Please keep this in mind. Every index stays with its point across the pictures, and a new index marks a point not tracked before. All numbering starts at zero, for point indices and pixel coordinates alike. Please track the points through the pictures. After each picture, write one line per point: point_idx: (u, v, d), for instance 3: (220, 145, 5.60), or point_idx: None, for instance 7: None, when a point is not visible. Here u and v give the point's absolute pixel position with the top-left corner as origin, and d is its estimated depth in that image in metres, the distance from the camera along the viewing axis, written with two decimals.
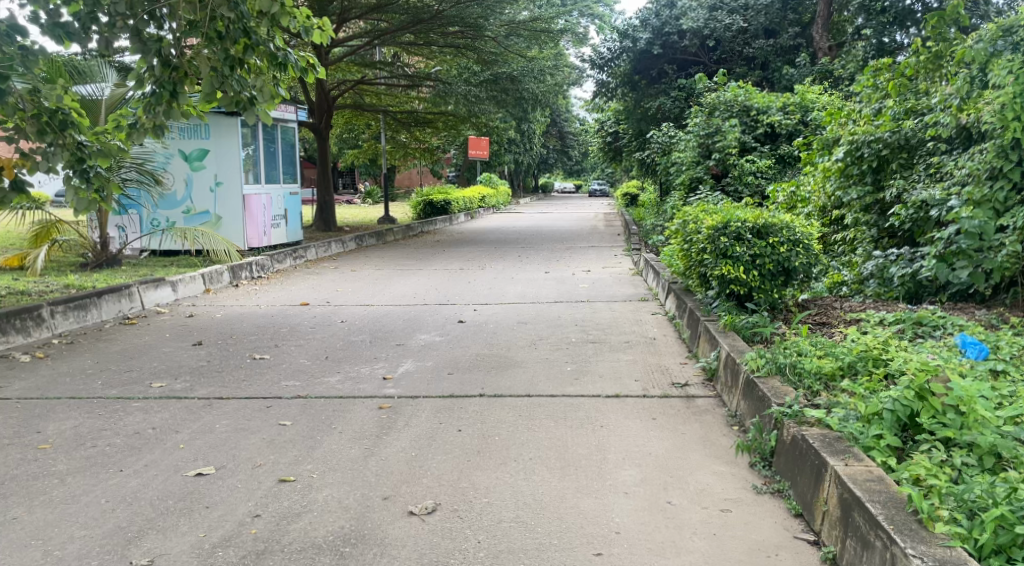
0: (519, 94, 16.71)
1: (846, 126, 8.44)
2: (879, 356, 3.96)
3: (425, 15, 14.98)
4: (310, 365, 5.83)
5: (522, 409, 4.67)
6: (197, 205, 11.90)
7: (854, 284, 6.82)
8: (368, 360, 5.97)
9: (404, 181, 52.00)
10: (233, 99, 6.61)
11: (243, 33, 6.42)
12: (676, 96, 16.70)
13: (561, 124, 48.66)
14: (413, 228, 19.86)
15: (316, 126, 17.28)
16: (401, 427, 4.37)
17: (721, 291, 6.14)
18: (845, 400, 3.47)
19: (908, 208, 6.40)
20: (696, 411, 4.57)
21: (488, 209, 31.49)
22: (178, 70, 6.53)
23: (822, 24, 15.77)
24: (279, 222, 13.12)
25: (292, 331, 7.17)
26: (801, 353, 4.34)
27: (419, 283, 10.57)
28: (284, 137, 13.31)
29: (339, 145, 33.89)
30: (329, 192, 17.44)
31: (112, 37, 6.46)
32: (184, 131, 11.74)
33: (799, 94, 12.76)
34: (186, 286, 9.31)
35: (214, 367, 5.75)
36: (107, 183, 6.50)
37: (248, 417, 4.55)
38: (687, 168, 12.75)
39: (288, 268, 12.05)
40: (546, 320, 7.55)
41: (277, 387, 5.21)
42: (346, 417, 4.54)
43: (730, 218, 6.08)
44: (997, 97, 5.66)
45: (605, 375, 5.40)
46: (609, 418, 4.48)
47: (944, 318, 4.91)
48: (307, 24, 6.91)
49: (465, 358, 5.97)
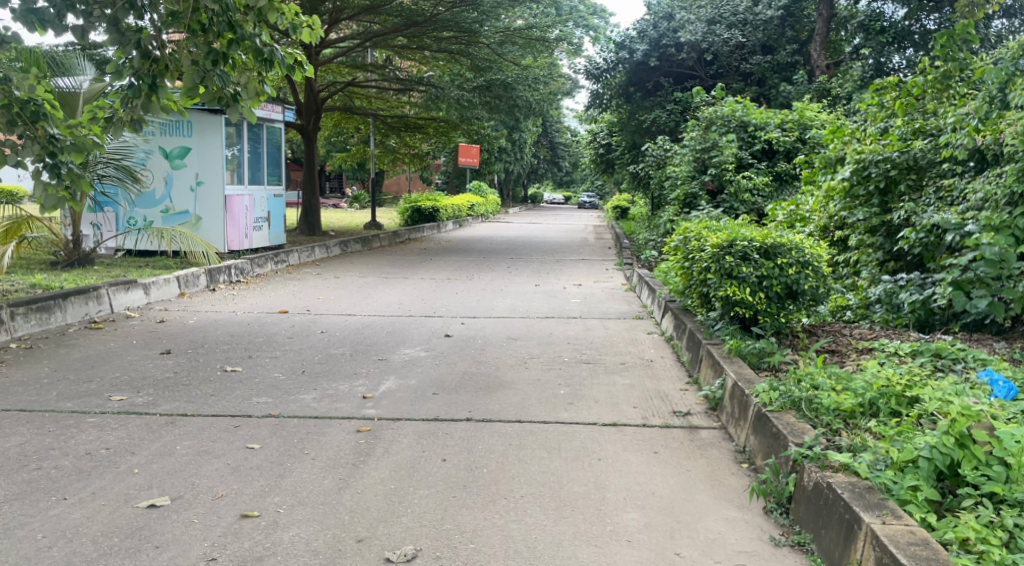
0: (512, 102, 16.42)
1: (849, 144, 8.08)
2: (902, 393, 3.66)
3: (419, 18, 14.56)
4: (285, 380, 5.44)
5: (512, 436, 4.32)
6: (176, 204, 11.43)
7: (859, 309, 6.53)
8: (348, 376, 5.58)
9: (393, 187, 51.65)
10: (215, 95, 6.26)
11: (229, 27, 6.09)
12: (672, 109, 16.44)
13: (552, 134, 48.43)
14: (400, 235, 19.50)
15: (305, 127, 16.90)
16: (381, 454, 3.99)
17: (724, 313, 5.84)
18: (872, 444, 3.15)
19: (918, 231, 6.13)
20: (700, 444, 4.23)
21: (477, 219, 31.15)
22: (158, 62, 6.11)
23: (821, 43, 15.61)
24: (261, 225, 12.72)
25: (268, 341, 6.78)
26: (817, 386, 4.03)
27: (405, 292, 10.21)
28: (270, 137, 12.95)
29: (328, 148, 33.43)
30: (315, 195, 17.02)
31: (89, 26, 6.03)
32: (165, 127, 11.27)
33: (797, 111, 12.54)
34: (160, 289, 8.90)
35: (181, 380, 5.34)
36: (78, 180, 6.08)
37: (213, 438, 4.16)
38: (682, 183, 12.39)
39: (269, 273, 11.64)
40: (537, 337, 7.21)
41: (247, 404, 4.82)
42: (322, 441, 4.17)
43: (736, 237, 5.78)
44: (1019, 119, 5.39)
45: (600, 401, 5.05)
46: (606, 449, 4.14)
47: (965, 350, 4.60)
48: (295, 22, 6.55)
49: (451, 377, 5.60)
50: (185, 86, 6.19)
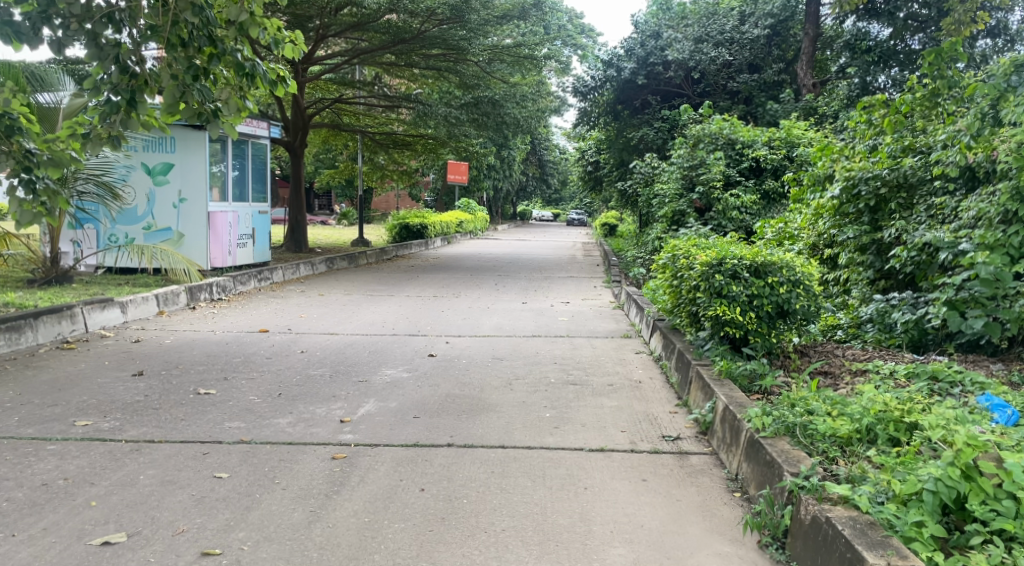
0: (500, 119, 16.68)
1: (838, 161, 7.98)
2: (900, 418, 3.52)
3: (406, 35, 14.26)
4: (259, 403, 5.23)
5: (495, 463, 4.13)
6: (158, 221, 11.27)
7: (850, 328, 6.40)
8: (326, 399, 5.37)
9: (382, 205, 51.51)
10: (196, 111, 6.05)
11: (209, 41, 5.98)
12: (660, 127, 16.31)
13: (541, 152, 48.44)
14: (388, 252, 19.32)
15: (291, 144, 16.74)
16: (356, 483, 3.80)
17: (714, 333, 5.68)
18: (874, 475, 3.00)
19: (910, 249, 6.03)
20: (691, 471, 4.06)
21: (465, 236, 31.00)
22: (138, 77, 5.87)
23: (807, 61, 15.44)
24: (245, 241, 12.51)
25: (246, 361, 6.57)
26: (811, 411, 3.87)
27: (390, 310, 10.01)
28: (255, 153, 12.76)
29: (315, 164, 33.30)
30: (302, 211, 16.82)
31: (65, 40, 5.82)
32: (147, 144, 11.06)
33: (785, 129, 12.48)
34: (137, 308, 8.67)
35: (151, 404, 5.11)
36: (55, 196, 5.91)
37: (179, 467, 3.95)
38: (670, 201, 12.22)
39: (252, 290, 11.43)
40: (523, 356, 7.03)
41: (218, 429, 4.62)
42: (294, 469, 3.97)
43: (726, 255, 5.65)
44: (1013, 136, 5.27)
45: (587, 425, 4.87)
46: (593, 477, 3.96)
47: (961, 372, 4.47)
48: (278, 37, 6.39)
49: (433, 399, 5.41)
50: (165, 103, 5.85)
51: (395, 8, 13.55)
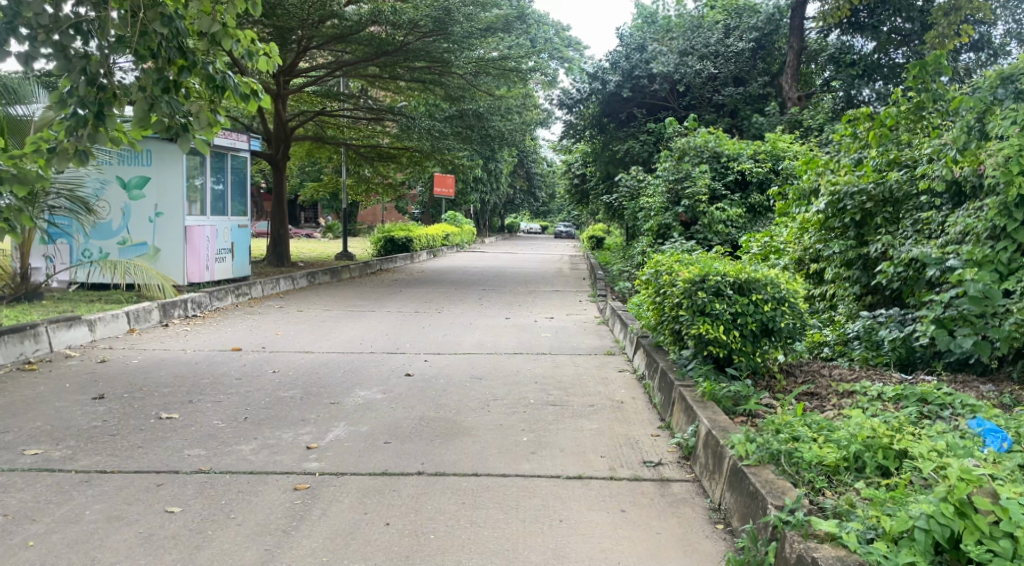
0: (485, 132, 16.55)
1: (822, 175, 7.87)
2: (889, 445, 3.35)
3: (389, 47, 14.16)
4: (223, 428, 5.02)
5: (466, 492, 3.94)
6: (134, 235, 10.99)
7: (836, 345, 6.26)
8: (294, 424, 5.15)
9: (369, 218, 51.33)
10: (164, 125, 5.65)
11: (179, 52, 5.76)
12: (645, 140, 16.19)
13: (529, 165, 48.39)
14: (372, 265, 19.09)
15: (273, 157, 16.50)
16: (317, 517, 3.61)
17: (697, 352, 5.50)
18: (863, 511, 2.81)
19: (896, 265, 5.93)
20: (672, 500, 3.87)
21: (452, 248, 30.81)
22: (106, 90, 5.52)
23: (791, 74, 15.41)
24: (224, 256, 12.23)
25: (214, 382, 6.34)
26: (796, 437, 3.69)
27: (369, 326, 9.77)
28: (234, 166, 12.51)
29: (300, 175, 33.09)
30: (284, 225, 16.56)
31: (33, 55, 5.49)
32: (122, 156, 10.79)
33: (770, 142, 12.36)
34: (107, 325, 8.42)
35: (108, 430, 4.90)
36: (19, 213, 5.57)
37: (129, 501, 3.79)
38: (655, 214, 12.11)
39: (229, 306, 11.18)
40: (503, 375, 6.82)
41: (177, 458, 4.42)
42: (253, 502, 3.78)
43: (709, 271, 5.48)
44: (1001, 149, 5.11)
45: (566, 449, 4.67)
46: (570, 508, 3.76)
47: (951, 394, 4.31)
48: (251, 48, 6.06)
49: (406, 423, 5.20)
50: (135, 117, 5.48)
51: (377, 20, 13.30)
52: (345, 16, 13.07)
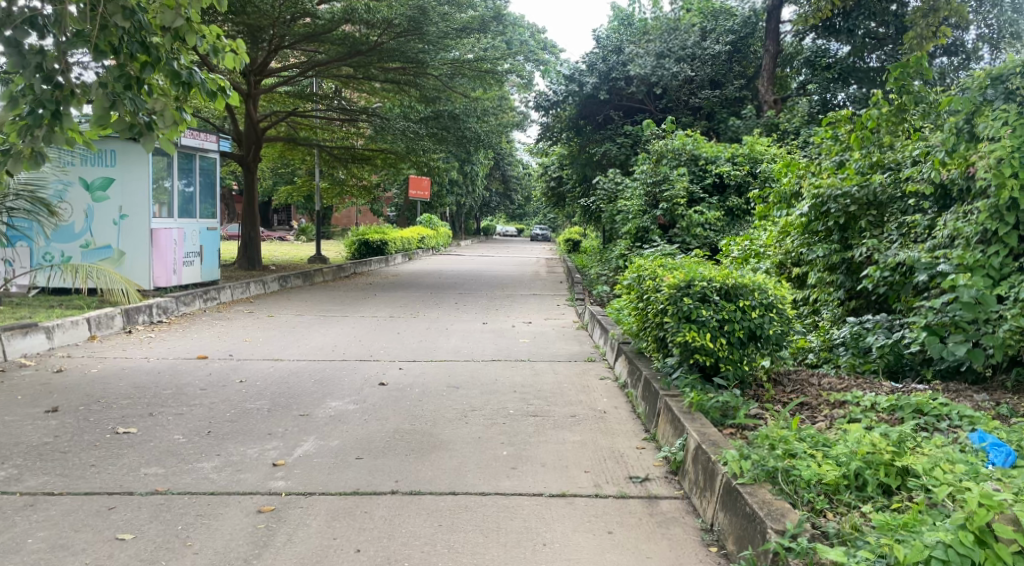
0: (461, 133, 16.26)
1: (803, 178, 7.74)
2: (891, 462, 3.17)
3: (363, 47, 13.84)
4: (184, 443, 4.72)
5: (444, 513, 3.70)
6: (97, 238, 10.55)
7: (822, 351, 6.10)
8: (259, 438, 4.87)
9: (343, 220, 50.87)
10: (126, 123, 5.25)
11: (142, 47, 5.41)
12: (622, 142, 16.05)
13: (505, 168, 48.17)
14: (346, 269, 18.73)
15: (244, 157, 16.07)
16: (282, 544, 3.35)
17: (683, 361, 5.29)
18: (872, 537, 2.62)
19: (883, 269, 5.79)
20: (660, 520, 3.66)
21: (427, 251, 30.49)
22: (64, 87, 5.08)
23: (767, 77, 15.33)
24: (192, 259, 11.77)
25: (176, 393, 6.02)
26: (793, 453, 3.49)
27: (342, 332, 9.47)
28: (202, 166, 12.12)
29: (273, 177, 32.60)
30: (255, 227, 16.16)
31: None
32: (86, 157, 10.37)
33: (748, 145, 12.29)
34: (66, 333, 8.03)
35: (59, 447, 4.58)
36: None
37: (77, 527, 3.50)
38: (633, 218, 11.97)
39: (197, 311, 10.82)
40: (481, 384, 6.57)
41: (132, 477, 4.12)
42: (213, 526, 3.52)
43: (694, 276, 5.30)
44: (991, 150, 4.97)
45: (548, 464, 4.44)
46: (553, 529, 3.54)
47: (948, 405, 4.15)
48: (216, 44, 5.80)
49: (379, 436, 4.93)
50: (93, 115, 5.07)
51: (351, 18, 12.99)
52: (318, 15, 12.77)
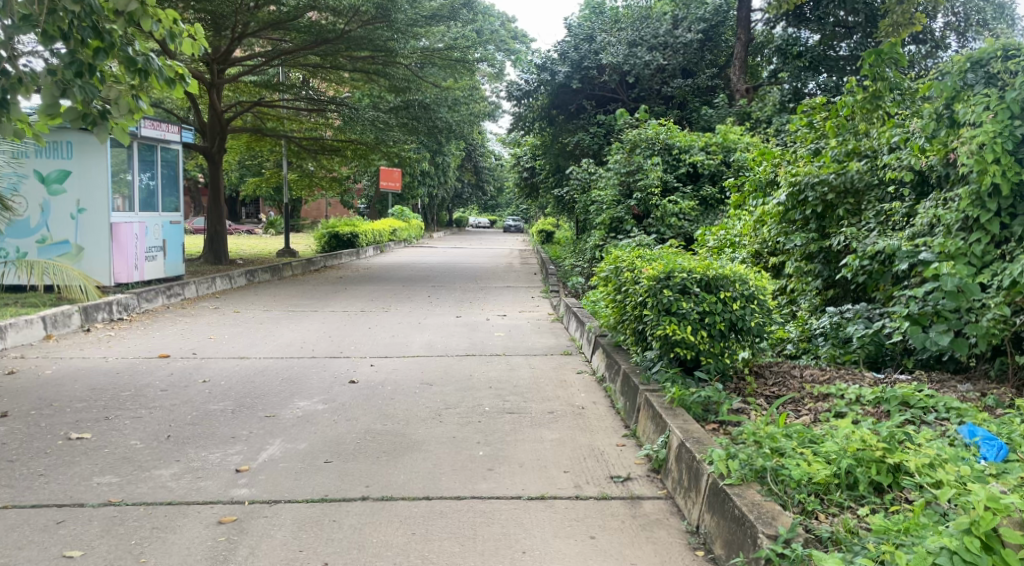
0: (432, 123, 15.83)
1: (779, 167, 7.62)
2: (882, 458, 3.06)
3: (329, 35, 13.45)
4: (142, 449, 4.46)
5: (418, 520, 3.51)
6: (54, 233, 10.14)
7: (801, 341, 5.98)
8: (222, 442, 4.62)
9: (313, 212, 50.17)
10: (78, 112, 4.93)
11: (93, 32, 4.99)
12: (596, 132, 15.87)
13: (477, 159, 47.76)
14: (315, 262, 18.37)
15: (209, 149, 15.59)
16: (243, 559, 3.14)
17: (662, 354, 5.13)
18: (870, 542, 2.51)
19: (862, 258, 5.68)
20: (644, 523, 3.50)
21: (399, 243, 30.10)
22: (10, 74, 4.74)
23: (740, 66, 15.17)
24: (155, 254, 11.40)
25: (136, 395, 5.74)
26: (780, 450, 3.36)
27: (311, 328, 9.18)
28: (164, 158, 11.71)
29: (241, 170, 31.94)
30: (222, 221, 15.73)
31: None
32: (40, 149, 9.92)
33: (721, 134, 12.18)
34: (19, 332, 7.67)
35: (6, 456, 4.30)
36: None
37: (21, 544, 3.25)
38: (608, 208, 11.84)
39: (159, 308, 10.47)
40: (456, 380, 6.37)
41: (84, 487, 3.86)
42: (170, 540, 3.29)
43: (673, 268, 5.13)
44: (973, 136, 4.84)
45: (526, 465, 4.27)
46: (533, 535, 3.37)
47: (934, 396, 4.05)
48: (174, 29, 5.44)
49: (350, 438, 4.71)
50: (41, 104, 4.76)
51: (316, 5, 12.72)
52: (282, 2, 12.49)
